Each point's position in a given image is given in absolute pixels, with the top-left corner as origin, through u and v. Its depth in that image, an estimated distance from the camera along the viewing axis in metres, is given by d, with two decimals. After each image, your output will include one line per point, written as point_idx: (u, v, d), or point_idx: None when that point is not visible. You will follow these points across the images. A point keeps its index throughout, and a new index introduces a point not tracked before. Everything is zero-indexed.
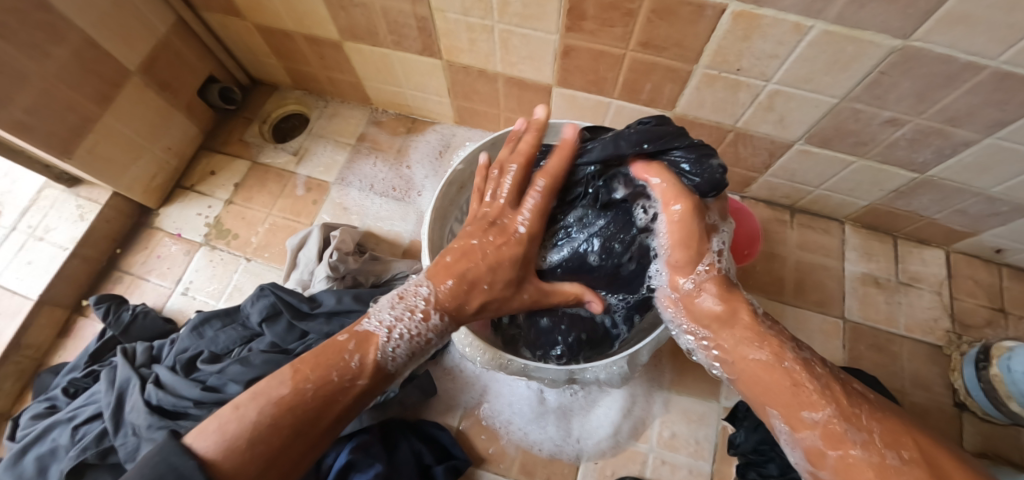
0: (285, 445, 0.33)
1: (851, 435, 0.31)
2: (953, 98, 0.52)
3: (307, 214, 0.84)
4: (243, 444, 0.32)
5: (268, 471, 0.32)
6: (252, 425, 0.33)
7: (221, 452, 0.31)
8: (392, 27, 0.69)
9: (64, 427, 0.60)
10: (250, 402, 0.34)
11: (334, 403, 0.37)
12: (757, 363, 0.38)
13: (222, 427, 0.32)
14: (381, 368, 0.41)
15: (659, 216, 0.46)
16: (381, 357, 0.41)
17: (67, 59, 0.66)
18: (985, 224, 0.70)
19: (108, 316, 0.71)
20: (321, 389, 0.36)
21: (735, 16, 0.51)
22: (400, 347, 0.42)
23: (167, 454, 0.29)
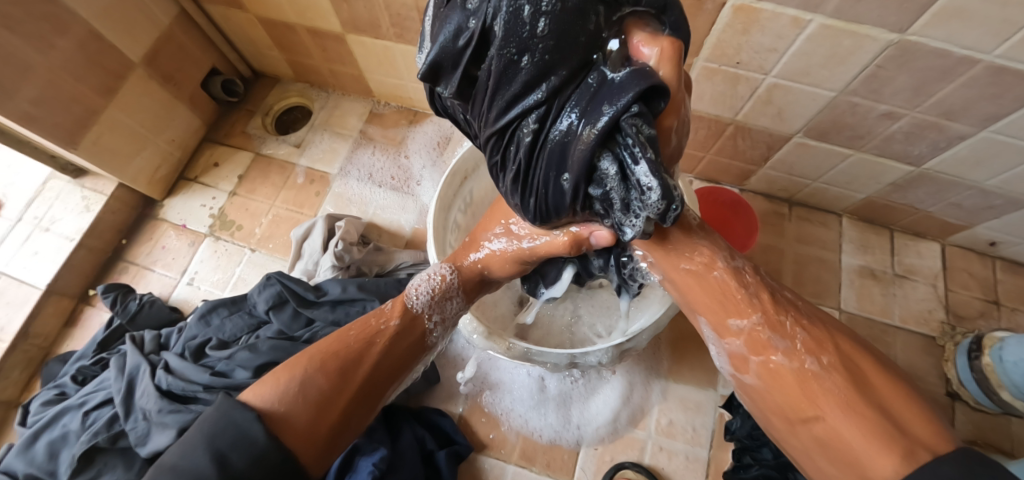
0: (336, 387, 0.35)
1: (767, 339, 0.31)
2: (948, 91, 0.53)
3: (310, 206, 0.85)
4: (299, 396, 0.33)
5: (322, 413, 0.34)
6: (303, 380, 0.35)
7: (277, 402, 0.33)
8: (395, 19, 0.69)
9: (74, 413, 0.62)
10: (302, 358, 0.37)
11: (370, 347, 0.39)
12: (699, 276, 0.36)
13: (277, 384, 0.34)
14: (412, 315, 0.43)
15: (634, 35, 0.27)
16: (407, 305, 0.43)
17: (72, 51, 0.67)
18: (979, 217, 0.71)
19: (116, 305, 0.73)
20: (361, 334, 0.40)
21: (735, 10, 0.52)
22: (420, 295, 0.44)
23: (229, 412, 0.30)
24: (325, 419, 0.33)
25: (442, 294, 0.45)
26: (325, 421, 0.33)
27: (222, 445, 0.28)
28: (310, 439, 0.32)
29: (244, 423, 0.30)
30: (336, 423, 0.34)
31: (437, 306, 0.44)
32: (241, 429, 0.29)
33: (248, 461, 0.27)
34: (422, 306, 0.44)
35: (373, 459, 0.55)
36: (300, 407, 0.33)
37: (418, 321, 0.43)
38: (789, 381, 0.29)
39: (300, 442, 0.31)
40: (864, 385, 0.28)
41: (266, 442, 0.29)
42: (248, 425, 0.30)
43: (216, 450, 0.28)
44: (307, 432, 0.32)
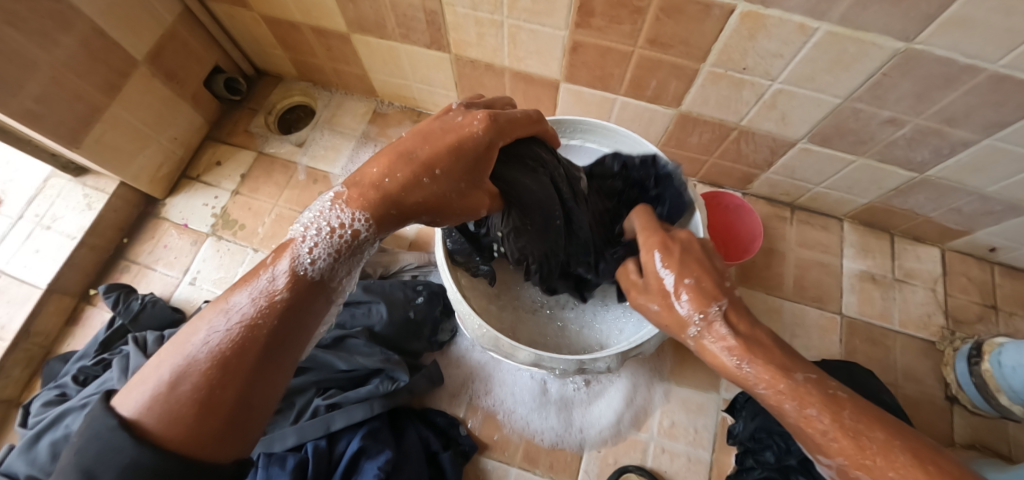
0: (213, 382, 0.27)
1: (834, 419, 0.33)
2: (952, 99, 0.54)
3: (313, 205, 0.85)
4: (162, 400, 0.27)
5: (203, 411, 0.27)
6: (169, 380, 0.27)
7: (145, 408, 0.27)
8: (401, 20, 0.69)
9: (77, 414, 0.61)
10: (171, 352, 0.29)
11: (247, 330, 0.29)
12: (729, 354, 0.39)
13: (146, 384, 0.28)
14: (305, 277, 0.32)
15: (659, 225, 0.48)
16: (299, 264, 0.32)
17: (76, 48, 0.66)
18: (979, 223, 0.72)
19: (118, 305, 0.72)
20: (233, 315, 0.30)
21: (742, 17, 0.52)
22: (321, 248, 0.33)
23: (96, 426, 0.26)
24: (211, 414, 0.27)
25: (348, 249, 0.34)
26: (209, 417, 0.27)
27: (89, 462, 0.25)
28: (202, 439, 0.26)
29: (104, 435, 0.26)
30: (231, 417, 0.27)
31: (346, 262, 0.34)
32: (103, 441, 0.25)
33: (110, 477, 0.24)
34: (322, 267, 0.33)
35: (378, 462, 0.55)
36: (165, 413, 0.26)
37: (317, 283, 0.33)
38: None
39: (187, 444, 0.26)
40: None
41: (127, 457, 0.24)
42: (111, 438, 0.25)
43: (85, 468, 0.25)
44: (192, 437, 0.26)
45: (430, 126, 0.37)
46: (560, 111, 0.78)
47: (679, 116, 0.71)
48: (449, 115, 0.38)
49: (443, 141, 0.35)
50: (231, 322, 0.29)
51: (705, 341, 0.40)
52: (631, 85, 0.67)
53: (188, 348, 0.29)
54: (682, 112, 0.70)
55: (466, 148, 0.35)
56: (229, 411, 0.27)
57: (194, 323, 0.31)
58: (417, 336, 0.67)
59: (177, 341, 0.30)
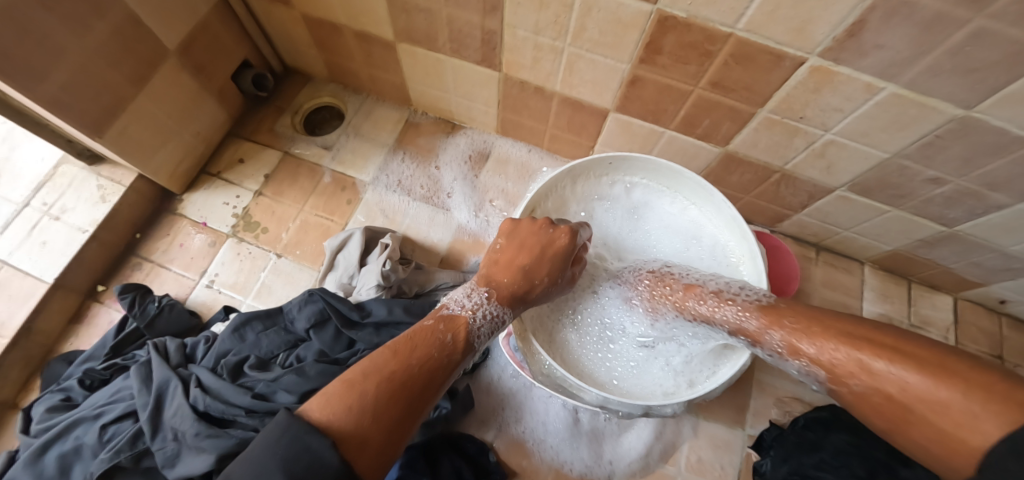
0: (403, 415, 0.34)
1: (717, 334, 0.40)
2: (996, 165, 0.56)
3: (341, 214, 0.82)
4: (368, 424, 0.32)
5: (391, 440, 0.33)
6: (372, 407, 0.33)
7: (350, 425, 0.32)
8: (454, 35, 0.68)
9: (89, 425, 0.57)
10: (366, 380, 0.35)
11: (434, 379, 0.38)
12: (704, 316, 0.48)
13: (346, 405, 0.33)
14: (469, 346, 0.41)
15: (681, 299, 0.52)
16: (469, 335, 0.41)
17: (109, 35, 0.62)
18: (996, 277, 0.75)
19: (133, 307, 0.68)
20: (425, 364, 0.37)
21: (811, 70, 0.53)
22: (484, 328, 0.42)
23: (301, 433, 0.30)
24: (395, 442, 0.34)
25: (489, 329, 0.43)
26: (393, 444, 0.33)
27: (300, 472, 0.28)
28: (384, 462, 0.32)
29: (314, 441, 0.30)
30: (401, 447, 0.34)
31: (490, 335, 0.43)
32: (313, 450, 0.29)
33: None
34: (480, 342, 0.42)
35: None
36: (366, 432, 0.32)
37: (471, 350, 0.42)
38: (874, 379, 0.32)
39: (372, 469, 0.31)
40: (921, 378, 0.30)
41: (341, 472, 0.29)
42: (324, 449, 0.29)
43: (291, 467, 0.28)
44: (381, 462, 0.32)
45: (530, 239, 0.45)
46: (603, 139, 0.78)
47: (724, 155, 0.71)
48: (542, 228, 0.46)
49: (544, 254, 0.45)
50: (420, 365, 0.37)
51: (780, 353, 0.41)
52: (682, 122, 0.68)
53: (383, 379, 0.35)
54: (728, 152, 0.70)
55: (561, 259, 0.45)
56: (403, 439, 0.34)
57: (382, 357, 0.37)
58: None
59: (370, 370, 0.36)
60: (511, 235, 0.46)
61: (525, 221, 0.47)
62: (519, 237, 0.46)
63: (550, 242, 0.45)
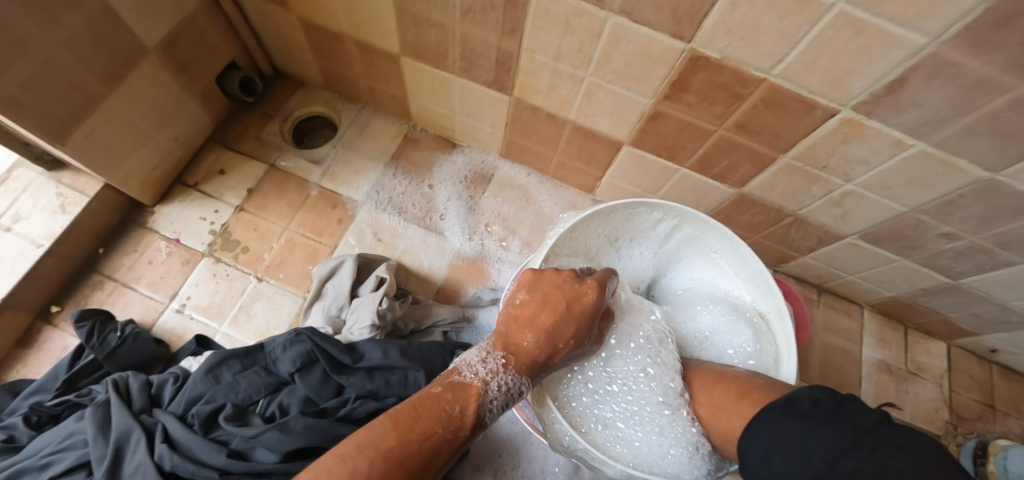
0: None
1: (735, 408, 0.38)
2: (1013, 226, 0.56)
3: (330, 235, 0.75)
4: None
5: None
6: None
7: None
8: (467, 54, 0.63)
9: (34, 477, 0.50)
10: (359, 456, 0.32)
11: (436, 458, 0.33)
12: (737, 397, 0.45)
13: None
14: (481, 419, 0.37)
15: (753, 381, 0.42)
16: (481, 408, 0.36)
17: (79, 29, 0.55)
18: (991, 328, 0.76)
19: (92, 337, 0.61)
20: (426, 440, 0.33)
21: (841, 121, 0.51)
22: (497, 400, 0.37)
23: None
24: None
25: (505, 401, 0.38)
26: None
27: None
28: None
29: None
30: None
31: (505, 405, 0.38)
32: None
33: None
34: (494, 412, 0.37)
35: None
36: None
37: (481, 422, 0.37)
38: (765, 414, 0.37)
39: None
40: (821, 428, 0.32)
41: None
42: None
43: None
44: None
45: (553, 293, 0.42)
46: (612, 170, 0.75)
47: (737, 196, 0.69)
48: (566, 283, 0.43)
49: (568, 312, 0.41)
50: (421, 439, 0.33)
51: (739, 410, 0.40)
52: (698, 160, 0.65)
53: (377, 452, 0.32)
54: (742, 193, 0.68)
55: (586, 317, 0.41)
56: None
57: (377, 427, 0.33)
58: None
59: (362, 441, 0.33)
60: (534, 288, 0.43)
61: (548, 273, 0.44)
62: (541, 291, 0.42)
63: (576, 298, 0.42)
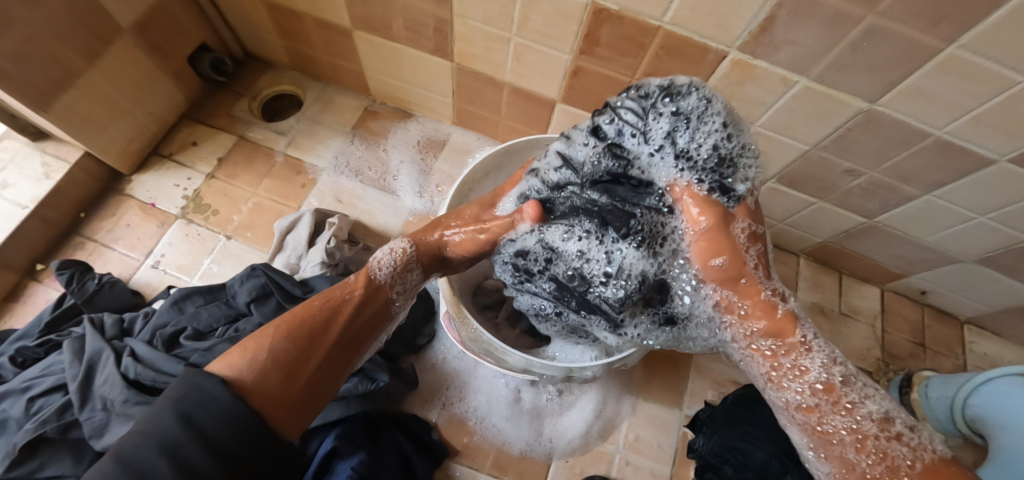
0: (303, 351, 0.35)
1: (857, 461, 0.35)
2: (904, 157, 0.61)
3: (295, 198, 0.82)
4: (265, 367, 0.33)
5: (290, 378, 0.34)
6: (269, 349, 0.34)
7: (248, 368, 0.33)
8: (410, 24, 0.69)
9: (16, 398, 0.56)
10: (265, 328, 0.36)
11: (337, 314, 0.39)
12: (819, 431, 0.37)
13: (244, 349, 0.34)
14: (376, 283, 0.43)
15: (872, 426, 0.36)
16: (373, 275, 0.43)
17: (59, 8, 0.61)
18: (915, 268, 0.81)
19: (71, 283, 0.67)
20: (326, 303, 0.39)
21: (733, 63, 0.57)
22: (389, 267, 0.45)
23: (191, 376, 0.30)
24: (295, 381, 0.34)
25: (403, 267, 0.45)
26: (294, 387, 0.34)
27: (187, 407, 0.28)
28: (283, 404, 0.33)
29: (208, 386, 0.30)
30: (306, 387, 0.35)
31: (400, 278, 0.45)
32: (205, 391, 0.29)
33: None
34: (386, 279, 0.44)
35: (351, 463, 0.54)
36: (264, 377, 0.33)
37: (382, 289, 0.43)
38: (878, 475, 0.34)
39: (271, 409, 0.32)
40: None
41: (232, 406, 0.29)
42: (212, 388, 0.30)
43: (181, 414, 0.28)
44: (278, 400, 0.32)
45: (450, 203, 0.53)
46: (553, 130, 0.81)
47: None
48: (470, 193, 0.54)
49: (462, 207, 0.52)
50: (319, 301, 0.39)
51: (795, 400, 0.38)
52: None
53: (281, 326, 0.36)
54: None
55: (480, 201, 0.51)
56: (308, 381, 0.35)
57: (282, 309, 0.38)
58: (398, 338, 0.68)
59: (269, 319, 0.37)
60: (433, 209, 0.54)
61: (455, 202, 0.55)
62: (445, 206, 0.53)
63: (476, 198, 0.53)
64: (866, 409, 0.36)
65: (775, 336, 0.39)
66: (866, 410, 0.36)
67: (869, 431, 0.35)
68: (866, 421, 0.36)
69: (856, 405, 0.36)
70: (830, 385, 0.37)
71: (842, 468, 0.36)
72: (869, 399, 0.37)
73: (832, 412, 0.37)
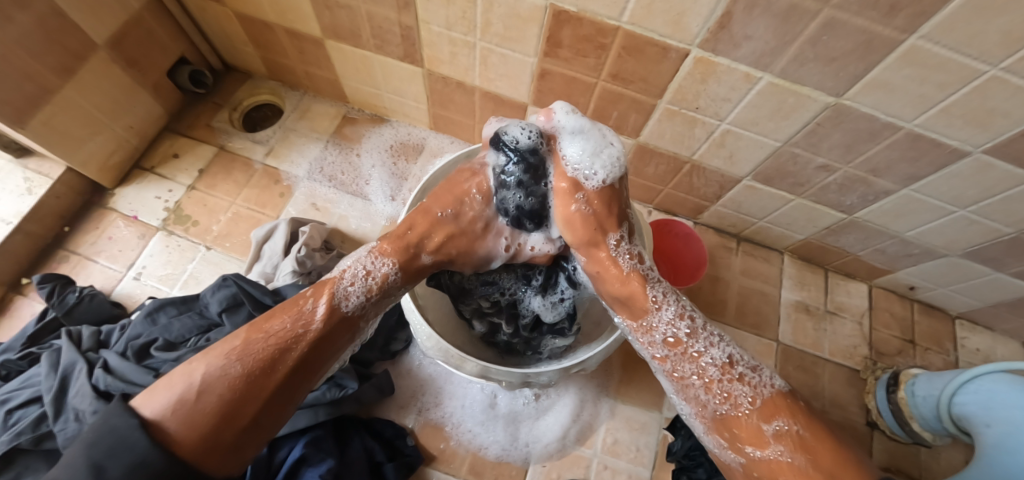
0: (241, 394, 0.32)
1: (728, 412, 0.37)
2: (876, 151, 0.60)
3: (273, 206, 0.83)
4: (194, 411, 0.31)
5: (227, 423, 0.31)
6: (199, 389, 0.31)
7: (174, 410, 0.31)
8: (376, 32, 0.70)
9: None
10: (200, 361, 0.33)
11: (287, 353, 0.34)
12: (677, 378, 0.40)
13: (171, 387, 0.32)
14: (337, 312, 0.38)
15: (716, 361, 0.39)
16: (335, 300, 0.38)
17: (30, 26, 0.63)
18: (900, 264, 0.80)
19: (52, 297, 0.68)
20: (275, 340, 0.35)
21: (695, 61, 0.57)
22: (355, 288, 0.39)
23: (111, 418, 0.30)
24: (232, 424, 0.32)
25: (379, 293, 0.41)
26: (230, 431, 0.32)
27: (100, 457, 0.27)
28: (215, 451, 0.31)
29: (124, 431, 0.29)
30: (248, 427, 0.33)
31: (372, 303, 0.41)
32: (119, 437, 0.28)
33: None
34: (355, 307, 0.39)
35: (319, 470, 0.55)
36: (193, 422, 0.30)
37: (348, 319, 0.39)
38: (737, 424, 0.36)
39: (203, 455, 0.30)
40: (809, 451, 0.33)
41: (145, 452, 0.28)
42: (129, 431, 0.29)
43: (95, 462, 0.27)
44: (204, 444, 0.30)
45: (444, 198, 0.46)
46: None
47: (637, 146, 0.76)
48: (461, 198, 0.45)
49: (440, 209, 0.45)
50: (267, 339, 0.35)
51: (664, 360, 0.41)
52: (593, 114, 0.72)
53: (217, 362, 0.33)
54: (639, 143, 0.75)
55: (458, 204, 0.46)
56: (249, 423, 0.33)
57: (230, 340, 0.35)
58: (370, 345, 0.69)
59: (211, 351, 0.34)
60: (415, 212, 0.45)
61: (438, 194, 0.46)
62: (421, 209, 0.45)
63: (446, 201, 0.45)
64: (711, 351, 0.40)
65: (628, 301, 0.42)
66: (713, 353, 0.39)
67: (714, 375, 0.38)
68: (708, 359, 0.39)
69: (697, 340, 0.40)
70: (678, 338, 0.40)
71: (699, 409, 0.39)
72: (711, 347, 0.40)
73: (686, 358, 0.40)
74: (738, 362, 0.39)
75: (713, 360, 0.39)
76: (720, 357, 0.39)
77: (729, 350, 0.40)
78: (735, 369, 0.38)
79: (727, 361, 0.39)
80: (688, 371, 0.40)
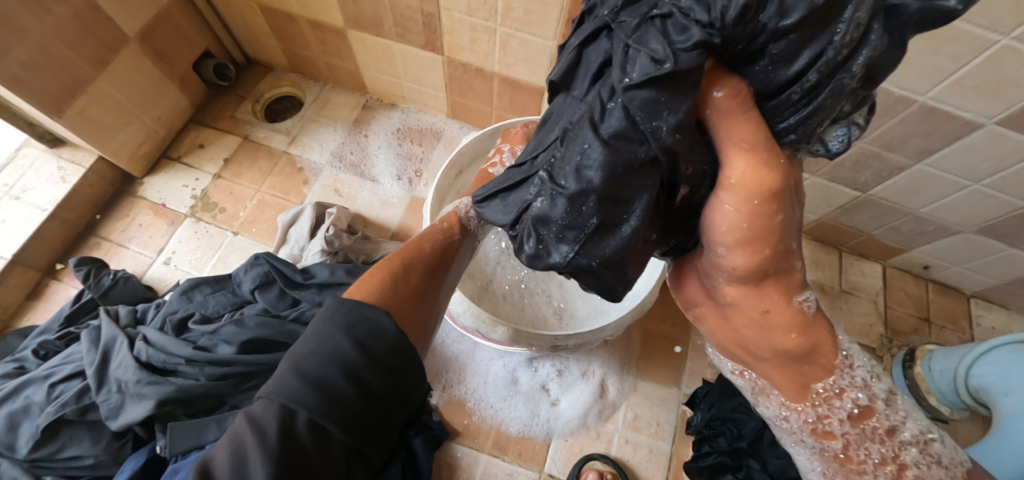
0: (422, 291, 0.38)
1: None
2: (889, 126, 0.61)
3: (296, 193, 0.85)
4: (406, 297, 0.36)
5: (419, 307, 0.37)
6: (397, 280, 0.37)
7: (386, 297, 0.35)
8: (398, 20, 0.72)
9: (39, 385, 0.58)
10: (386, 264, 0.38)
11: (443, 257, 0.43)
12: (845, 458, 0.32)
13: (375, 285, 0.35)
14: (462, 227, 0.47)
15: (908, 442, 0.31)
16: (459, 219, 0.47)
17: (68, 18, 0.66)
18: (914, 242, 0.81)
19: (88, 279, 0.71)
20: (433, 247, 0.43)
21: None
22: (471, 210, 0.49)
23: (355, 306, 0.32)
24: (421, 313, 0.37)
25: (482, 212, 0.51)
26: (425, 310, 0.38)
27: (360, 335, 0.30)
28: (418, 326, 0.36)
29: (369, 317, 0.31)
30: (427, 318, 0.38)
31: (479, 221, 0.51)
32: (372, 321, 0.31)
33: (314, 437, 0.26)
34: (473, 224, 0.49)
35: None
36: (407, 305, 0.36)
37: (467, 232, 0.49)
38: None
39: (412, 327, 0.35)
40: None
41: (398, 333, 0.32)
42: (378, 318, 0.32)
43: (355, 339, 0.30)
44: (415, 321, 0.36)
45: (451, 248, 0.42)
46: None
47: None
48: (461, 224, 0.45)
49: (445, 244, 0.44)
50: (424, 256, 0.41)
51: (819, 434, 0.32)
52: None
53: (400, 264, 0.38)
54: None
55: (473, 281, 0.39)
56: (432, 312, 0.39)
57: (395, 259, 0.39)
58: None
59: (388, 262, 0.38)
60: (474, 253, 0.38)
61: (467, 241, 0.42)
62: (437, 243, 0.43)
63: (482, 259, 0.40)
64: (902, 431, 0.31)
65: (810, 348, 0.30)
66: (909, 430, 0.31)
67: (906, 457, 0.30)
68: (903, 437, 0.31)
69: (891, 407, 0.32)
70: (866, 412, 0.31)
71: None
72: (908, 420, 0.32)
73: (868, 436, 0.31)
74: (929, 440, 0.32)
75: (899, 438, 0.31)
76: (909, 437, 0.31)
77: (922, 427, 0.32)
78: (924, 448, 0.31)
79: (912, 437, 0.31)
80: (874, 452, 0.31)
